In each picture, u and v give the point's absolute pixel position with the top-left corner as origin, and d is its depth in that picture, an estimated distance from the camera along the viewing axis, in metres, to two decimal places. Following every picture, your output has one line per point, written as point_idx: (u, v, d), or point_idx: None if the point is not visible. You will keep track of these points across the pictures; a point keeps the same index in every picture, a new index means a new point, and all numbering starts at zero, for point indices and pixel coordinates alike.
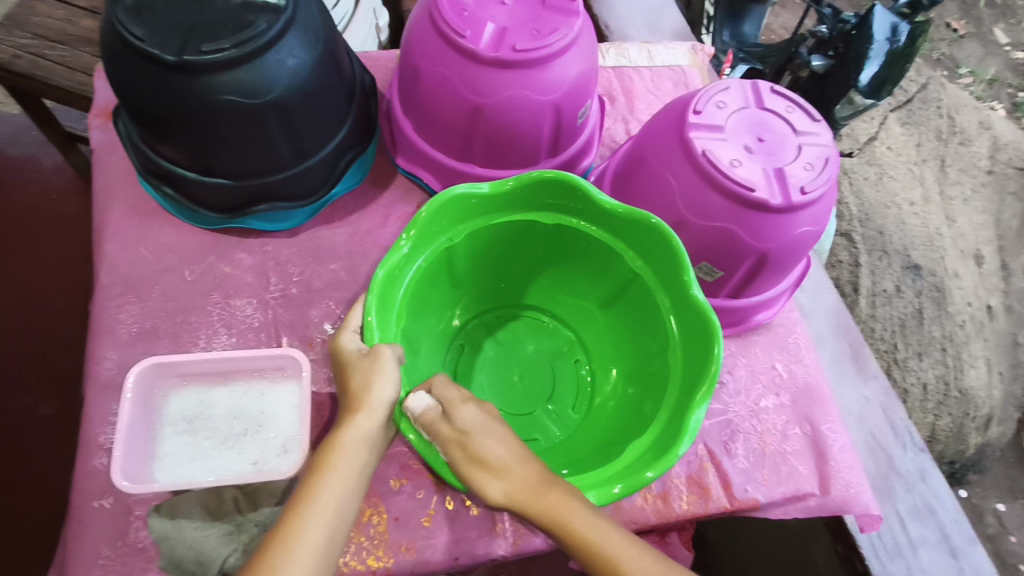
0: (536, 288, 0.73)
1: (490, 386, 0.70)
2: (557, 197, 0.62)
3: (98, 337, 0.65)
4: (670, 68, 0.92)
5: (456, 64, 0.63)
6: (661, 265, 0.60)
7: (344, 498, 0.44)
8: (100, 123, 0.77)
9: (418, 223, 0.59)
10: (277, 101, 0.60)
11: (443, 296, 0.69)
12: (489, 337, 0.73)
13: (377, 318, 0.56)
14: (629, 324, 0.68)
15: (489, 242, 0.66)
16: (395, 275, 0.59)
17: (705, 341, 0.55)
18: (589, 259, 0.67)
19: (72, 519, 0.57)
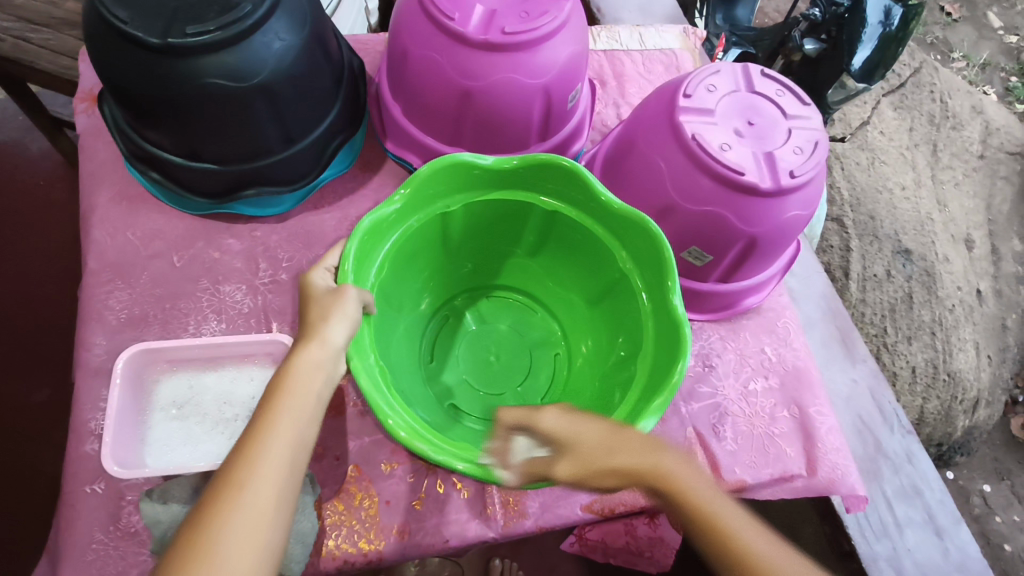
0: (531, 273, 0.73)
1: (464, 361, 0.71)
2: (555, 181, 0.61)
3: (87, 323, 0.65)
4: (661, 51, 0.92)
5: (445, 47, 0.62)
6: (648, 268, 0.59)
7: (304, 419, 0.43)
8: (85, 108, 0.76)
9: (414, 182, 0.58)
10: (264, 85, 0.59)
11: (437, 261, 0.69)
12: (473, 310, 0.74)
13: (355, 265, 0.55)
14: (609, 326, 0.67)
15: (487, 217, 0.66)
16: (379, 237, 0.59)
17: (672, 346, 0.55)
18: (582, 251, 0.66)
19: (63, 505, 0.57)
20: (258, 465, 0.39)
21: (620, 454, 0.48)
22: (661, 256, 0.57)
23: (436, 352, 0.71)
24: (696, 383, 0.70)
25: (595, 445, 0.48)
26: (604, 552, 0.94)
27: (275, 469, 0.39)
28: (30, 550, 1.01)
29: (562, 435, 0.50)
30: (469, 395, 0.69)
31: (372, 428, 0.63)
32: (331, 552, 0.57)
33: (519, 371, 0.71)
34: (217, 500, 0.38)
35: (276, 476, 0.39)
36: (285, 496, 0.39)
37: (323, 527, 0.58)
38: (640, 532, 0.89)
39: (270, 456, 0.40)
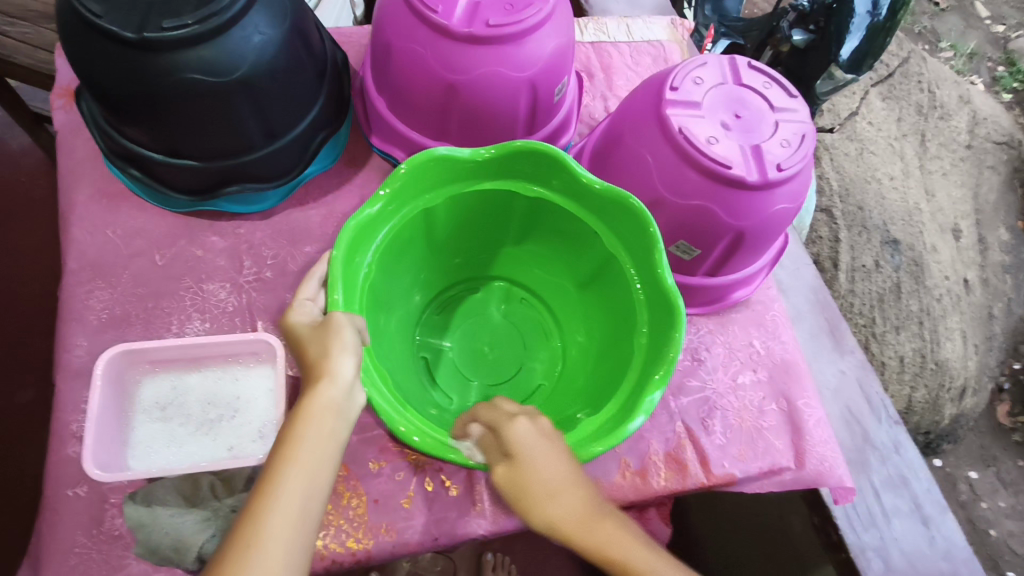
0: (573, 311, 0.68)
1: (457, 339, 0.68)
2: (613, 212, 0.58)
3: (67, 324, 0.64)
4: (650, 43, 0.91)
5: (429, 41, 0.61)
6: (659, 323, 0.54)
7: (316, 471, 0.41)
8: (63, 104, 0.74)
9: (509, 149, 0.57)
10: (244, 80, 0.58)
11: (499, 236, 0.67)
12: (502, 305, 0.71)
13: (399, 191, 0.56)
14: (601, 374, 0.60)
15: (551, 217, 0.63)
16: (396, 202, 0.57)
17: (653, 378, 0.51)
18: (599, 268, 0.62)
19: (45, 509, 0.56)
20: (262, 522, 0.38)
21: (565, 499, 0.46)
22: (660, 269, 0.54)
23: (436, 320, 0.68)
24: (685, 377, 0.70)
25: (540, 480, 0.47)
26: None
27: (284, 536, 0.38)
28: (13, 552, 1.00)
29: (519, 450, 0.48)
30: (451, 373, 0.66)
31: (361, 426, 0.62)
32: (320, 552, 0.57)
33: (508, 370, 0.68)
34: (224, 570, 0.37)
35: (283, 541, 0.38)
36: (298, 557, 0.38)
37: None
38: None
39: (279, 519, 0.38)
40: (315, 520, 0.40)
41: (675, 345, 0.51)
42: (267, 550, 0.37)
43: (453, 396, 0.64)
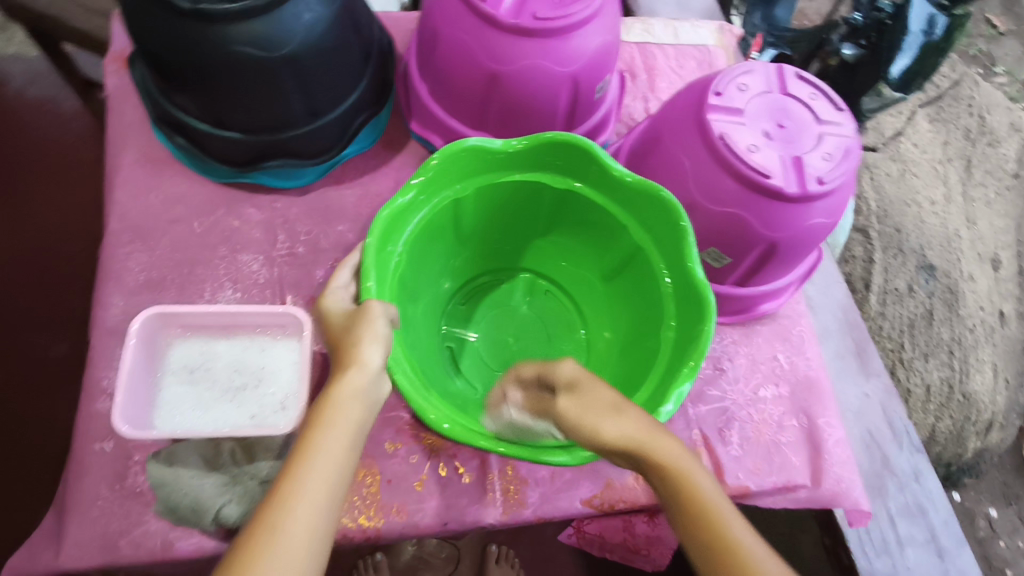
0: (597, 303, 0.68)
1: (481, 331, 0.68)
2: (645, 208, 0.57)
3: (105, 283, 0.66)
4: (695, 47, 0.90)
5: (475, 30, 0.62)
6: (687, 318, 0.54)
7: (341, 460, 0.41)
8: (116, 69, 0.76)
9: (541, 141, 0.56)
10: (292, 55, 0.59)
11: (527, 228, 0.66)
12: (527, 297, 0.70)
13: (430, 182, 0.55)
14: (625, 369, 0.60)
15: (580, 211, 0.62)
16: (426, 193, 0.56)
17: (681, 370, 0.51)
18: (626, 262, 0.62)
19: (73, 460, 0.58)
20: (292, 504, 0.39)
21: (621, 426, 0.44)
22: (688, 264, 0.54)
23: (461, 310, 0.68)
24: (705, 386, 0.69)
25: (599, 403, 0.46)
26: (601, 546, 0.94)
27: (309, 520, 0.38)
28: (38, 499, 1.04)
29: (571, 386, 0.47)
30: (475, 363, 0.66)
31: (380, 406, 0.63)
32: None
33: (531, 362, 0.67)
34: (247, 551, 0.37)
35: (307, 524, 0.38)
36: (318, 541, 0.39)
37: None
38: (637, 530, 0.87)
39: (305, 503, 0.39)
40: (336, 507, 0.40)
41: (703, 340, 0.51)
42: (290, 530, 0.38)
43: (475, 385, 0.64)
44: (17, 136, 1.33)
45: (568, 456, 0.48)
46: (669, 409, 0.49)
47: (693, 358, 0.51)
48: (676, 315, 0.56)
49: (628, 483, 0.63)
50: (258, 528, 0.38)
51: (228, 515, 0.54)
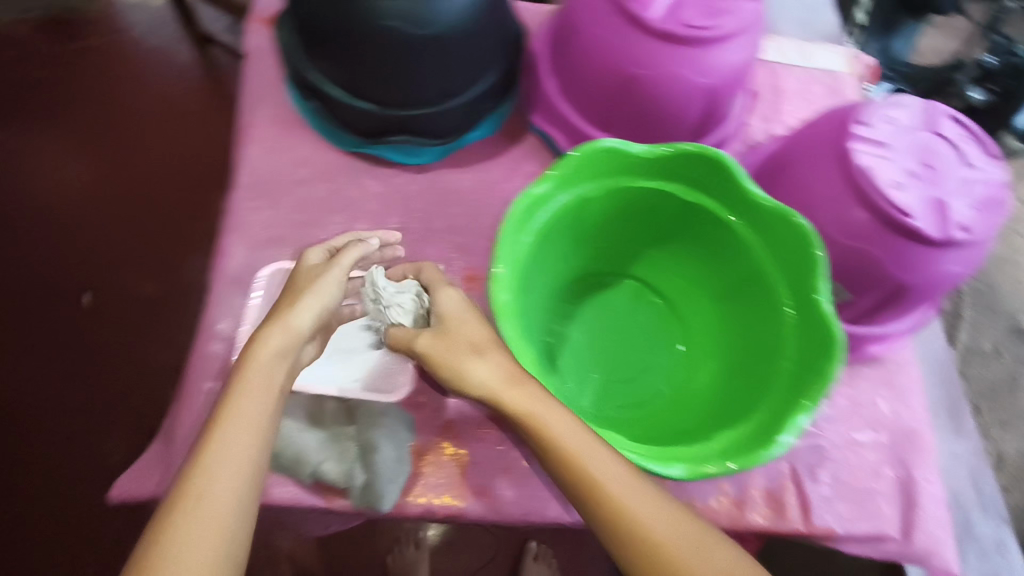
0: (704, 317, 0.67)
1: (584, 330, 0.69)
2: (777, 231, 0.55)
3: (229, 233, 0.69)
4: (825, 72, 0.87)
5: (621, 29, 0.61)
6: (808, 349, 0.52)
7: (255, 427, 0.44)
8: (257, 28, 0.78)
9: (677, 151, 0.55)
10: (438, 36, 0.59)
11: (643, 234, 0.66)
12: (631, 302, 0.71)
13: (563, 177, 0.55)
14: (729, 391, 0.59)
15: (702, 224, 0.61)
16: (559, 188, 0.56)
17: (799, 400, 0.49)
18: (744, 283, 0.61)
19: (185, 396, 0.61)
20: (213, 453, 0.42)
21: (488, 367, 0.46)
22: (815, 294, 0.52)
23: (565, 308, 0.69)
24: None
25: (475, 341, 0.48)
26: None
27: (227, 486, 0.41)
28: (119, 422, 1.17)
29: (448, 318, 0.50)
30: (575, 361, 0.67)
31: None
32: (417, 499, 0.59)
33: (630, 367, 0.68)
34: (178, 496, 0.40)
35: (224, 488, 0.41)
36: (239, 503, 0.41)
37: (412, 473, 0.60)
38: None
39: (218, 472, 0.41)
40: (257, 469, 0.43)
41: (826, 373, 0.49)
42: (208, 498, 0.40)
43: (573, 383, 0.65)
44: (139, 88, 1.44)
45: (684, 470, 0.47)
46: (787, 440, 0.47)
47: (813, 391, 0.49)
48: (795, 345, 0.54)
49: (712, 504, 0.62)
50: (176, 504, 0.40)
51: (325, 472, 0.57)
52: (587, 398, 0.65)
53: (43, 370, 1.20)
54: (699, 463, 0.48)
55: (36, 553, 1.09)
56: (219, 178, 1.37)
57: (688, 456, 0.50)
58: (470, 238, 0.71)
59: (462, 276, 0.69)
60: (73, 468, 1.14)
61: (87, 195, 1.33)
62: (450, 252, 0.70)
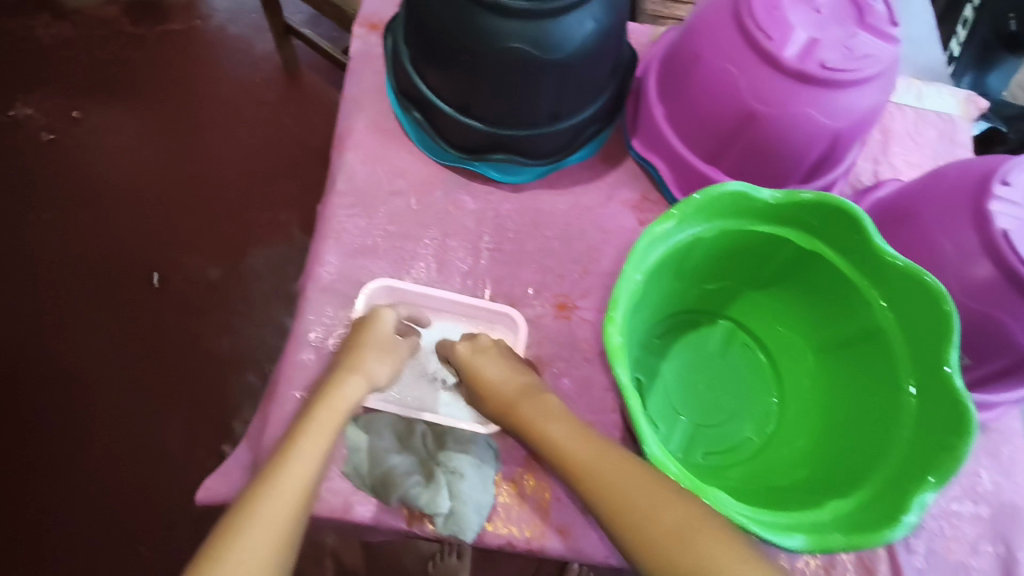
0: (803, 368, 0.65)
1: (674, 369, 0.67)
2: (904, 293, 0.52)
3: (324, 240, 0.68)
4: (938, 115, 0.83)
5: (751, 66, 0.58)
6: (928, 420, 0.50)
7: (319, 454, 0.48)
8: (362, 33, 0.78)
9: (804, 201, 0.53)
10: (563, 62, 0.58)
11: (748, 275, 0.64)
12: (722, 344, 0.69)
13: (685, 218, 0.54)
14: (833, 452, 0.57)
15: (818, 274, 0.59)
16: (679, 228, 0.54)
17: (924, 475, 0.47)
18: (857, 339, 0.58)
19: (274, 403, 0.61)
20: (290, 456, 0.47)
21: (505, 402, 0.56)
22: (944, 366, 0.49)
23: (657, 344, 0.67)
24: None
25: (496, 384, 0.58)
26: None
27: (289, 492, 0.44)
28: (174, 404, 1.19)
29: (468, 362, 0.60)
30: (663, 401, 0.65)
31: None
32: (496, 531, 0.58)
33: (719, 412, 0.65)
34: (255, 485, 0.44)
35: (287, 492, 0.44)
36: (299, 514, 0.44)
37: (494, 502, 0.59)
38: None
39: (288, 481, 0.44)
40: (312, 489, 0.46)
41: (955, 452, 0.46)
42: (272, 499, 0.43)
43: (661, 425, 0.63)
44: (217, 73, 1.46)
45: (804, 543, 0.45)
46: (912, 519, 0.45)
47: (939, 468, 0.46)
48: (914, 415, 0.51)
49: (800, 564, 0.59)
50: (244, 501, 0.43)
51: (413, 495, 0.57)
52: (674, 441, 0.63)
53: (107, 347, 1.22)
54: (818, 534, 0.46)
55: (89, 526, 1.11)
56: (289, 170, 1.38)
57: (801, 523, 0.47)
58: (562, 263, 0.70)
59: (553, 302, 0.68)
60: (130, 446, 1.16)
61: (161, 176, 1.36)
62: (542, 277, 0.69)
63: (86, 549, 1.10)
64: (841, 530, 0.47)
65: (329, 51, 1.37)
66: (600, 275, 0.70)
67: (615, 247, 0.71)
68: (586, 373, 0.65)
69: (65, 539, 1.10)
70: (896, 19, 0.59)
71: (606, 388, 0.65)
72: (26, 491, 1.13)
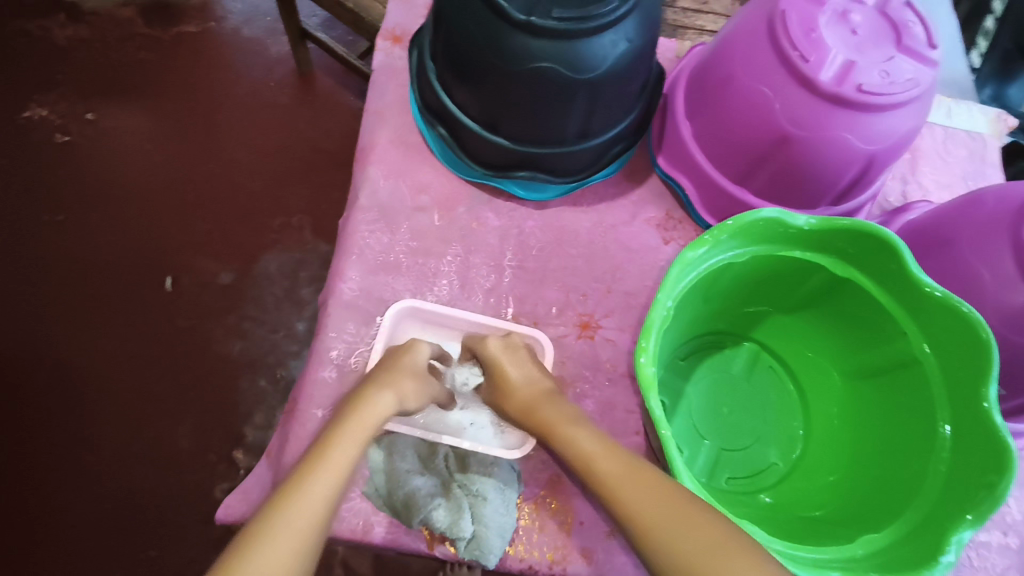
0: (830, 394, 0.65)
1: (698, 391, 0.66)
2: (942, 325, 0.51)
3: (345, 255, 0.67)
4: (967, 133, 0.82)
5: (785, 87, 0.57)
6: (968, 456, 0.49)
7: (349, 465, 0.45)
8: (386, 46, 0.77)
9: (841, 227, 0.52)
10: (594, 81, 0.58)
11: (777, 297, 0.63)
12: (747, 366, 0.68)
13: (717, 242, 0.53)
14: (866, 484, 0.56)
15: (850, 299, 0.58)
16: (711, 252, 0.53)
17: (961, 512, 0.46)
18: (890, 369, 0.58)
19: (295, 421, 0.61)
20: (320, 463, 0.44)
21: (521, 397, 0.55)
22: (983, 402, 0.48)
23: (681, 366, 0.66)
24: None
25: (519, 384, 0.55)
26: None
27: (317, 503, 0.41)
28: (186, 408, 1.19)
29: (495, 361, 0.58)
30: (687, 424, 0.64)
31: None
32: (519, 554, 0.57)
33: (744, 437, 0.64)
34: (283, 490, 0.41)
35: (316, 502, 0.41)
36: (324, 526, 0.40)
37: (516, 526, 0.58)
38: None
39: (314, 492, 0.41)
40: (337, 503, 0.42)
41: (995, 491, 0.45)
42: (300, 508, 0.40)
43: (686, 448, 0.62)
44: (231, 74, 1.45)
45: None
46: (950, 559, 0.44)
47: (977, 505, 0.45)
48: (950, 449, 0.50)
49: None
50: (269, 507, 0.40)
51: (437, 519, 0.56)
52: (699, 466, 0.62)
53: (119, 350, 1.22)
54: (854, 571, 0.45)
55: (99, 531, 1.11)
56: (302, 174, 1.37)
57: (836, 558, 0.46)
58: (586, 281, 0.69)
59: (576, 322, 0.67)
60: (140, 451, 1.16)
61: (175, 179, 1.35)
62: (565, 295, 0.68)
63: (94, 552, 1.10)
64: (875, 568, 0.46)
65: (344, 55, 1.36)
66: (623, 294, 0.69)
67: (639, 265, 0.70)
68: (609, 395, 0.64)
69: (75, 543, 1.10)
70: (933, 41, 0.58)
71: (629, 410, 0.64)
72: (37, 494, 1.13)
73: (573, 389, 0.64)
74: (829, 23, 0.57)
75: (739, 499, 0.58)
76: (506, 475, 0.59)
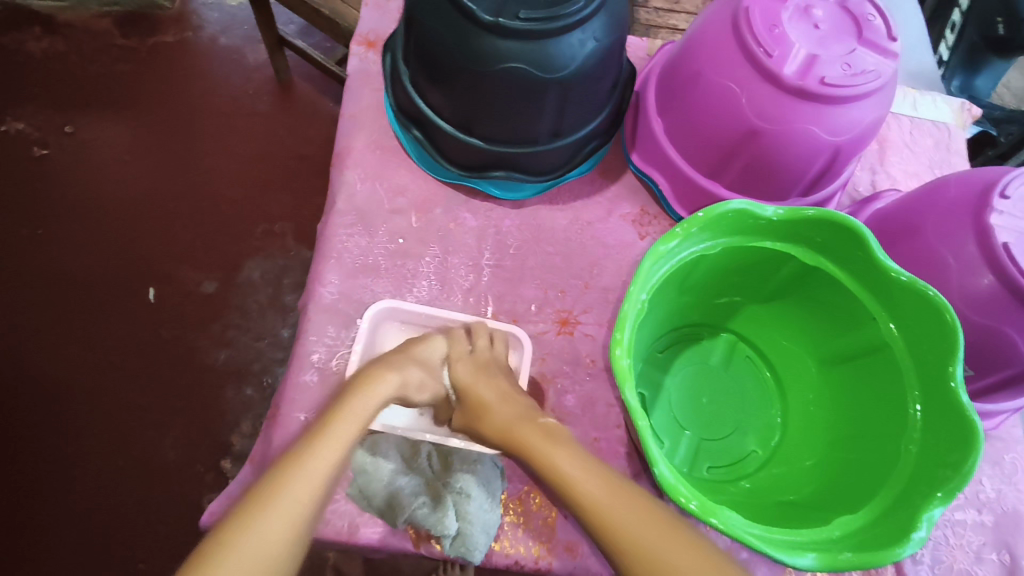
0: (806, 379, 0.66)
1: (677, 382, 0.67)
2: (911, 309, 0.53)
3: (324, 260, 0.68)
4: (933, 123, 0.84)
5: (751, 82, 0.59)
6: (939, 436, 0.50)
7: (330, 476, 0.42)
8: (360, 52, 0.78)
9: (807, 216, 0.53)
10: (565, 81, 0.59)
11: (751, 285, 0.65)
12: (724, 355, 0.69)
13: (687, 236, 0.54)
14: (842, 468, 0.57)
15: (821, 286, 0.59)
16: (683, 245, 0.54)
17: (932, 491, 0.47)
18: (862, 353, 0.59)
19: (276, 425, 0.61)
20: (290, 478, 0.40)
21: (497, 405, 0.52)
22: (950, 380, 0.49)
23: (659, 358, 0.67)
24: None
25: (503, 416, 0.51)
26: None
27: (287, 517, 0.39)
28: (172, 418, 1.18)
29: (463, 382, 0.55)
30: (667, 416, 0.65)
31: None
32: (505, 550, 0.58)
33: (723, 426, 0.65)
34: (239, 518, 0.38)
35: (280, 525, 0.38)
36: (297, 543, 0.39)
37: (501, 523, 0.59)
38: None
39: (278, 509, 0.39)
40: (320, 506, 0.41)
41: (964, 468, 0.46)
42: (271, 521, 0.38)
43: (666, 440, 0.63)
44: (209, 83, 1.45)
45: (816, 561, 0.45)
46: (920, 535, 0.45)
47: (946, 484, 0.47)
48: (921, 428, 0.52)
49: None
50: (229, 529, 0.38)
51: (421, 516, 0.57)
52: (680, 456, 0.63)
53: (102, 363, 1.21)
54: (829, 552, 0.46)
55: (85, 544, 1.10)
56: (282, 181, 1.37)
57: (813, 541, 0.47)
58: (565, 278, 0.70)
59: (555, 319, 0.68)
60: (126, 464, 1.15)
61: (155, 189, 1.35)
62: (543, 292, 0.69)
63: (81, 566, 1.09)
64: (850, 547, 0.47)
65: (320, 61, 1.36)
66: (602, 290, 0.70)
67: (617, 261, 0.71)
68: (589, 390, 0.65)
69: (62, 558, 1.09)
70: (893, 34, 0.59)
71: (610, 403, 0.65)
72: (21, 512, 1.11)
73: (552, 386, 0.64)
74: (790, 19, 0.58)
75: (720, 488, 0.59)
76: (490, 472, 0.59)
